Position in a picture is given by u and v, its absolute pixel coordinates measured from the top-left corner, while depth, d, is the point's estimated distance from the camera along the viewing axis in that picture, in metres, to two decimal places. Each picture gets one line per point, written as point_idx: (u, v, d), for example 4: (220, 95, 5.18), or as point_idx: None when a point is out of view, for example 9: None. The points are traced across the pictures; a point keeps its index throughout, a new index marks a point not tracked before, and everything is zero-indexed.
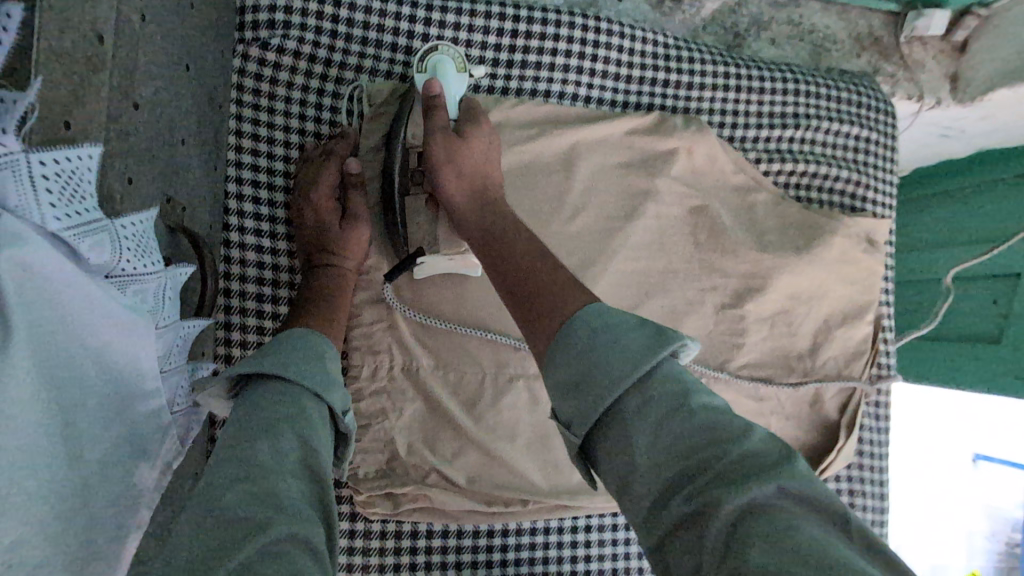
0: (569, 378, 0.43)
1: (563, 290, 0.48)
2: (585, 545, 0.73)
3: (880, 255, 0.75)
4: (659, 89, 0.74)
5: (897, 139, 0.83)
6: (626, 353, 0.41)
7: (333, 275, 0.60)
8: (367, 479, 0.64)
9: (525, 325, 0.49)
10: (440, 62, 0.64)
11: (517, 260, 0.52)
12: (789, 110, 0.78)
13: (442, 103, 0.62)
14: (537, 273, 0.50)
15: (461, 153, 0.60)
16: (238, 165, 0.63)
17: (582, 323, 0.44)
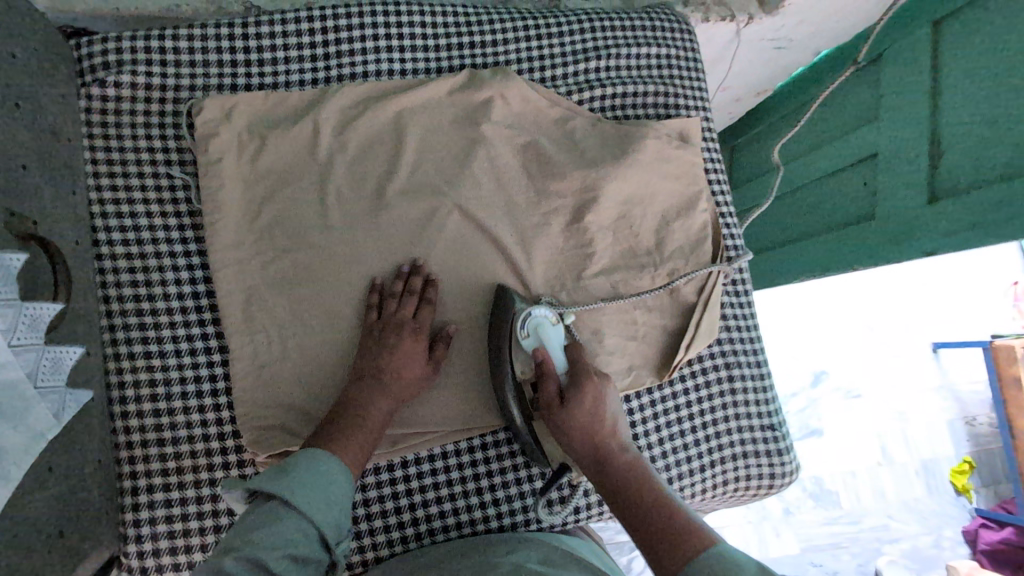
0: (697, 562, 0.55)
1: (690, 528, 0.59)
2: (485, 463, 0.77)
3: (694, 149, 0.85)
4: (467, 52, 0.84)
5: (698, 51, 0.93)
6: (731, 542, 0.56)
7: (392, 370, 0.69)
8: (261, 444, 0.68)
9: (651, 548, 0.59)
10: (540, 324, 0.74)
11: (648, 505, 0.63)
12: (591, 45, 0.87)
13: (548, 367, 0.72)
14: (665, 523, 0.60)
15: (576, 412, 0.70)
16: (98, 188, 0.70)
17: (718, 554, 0.55)
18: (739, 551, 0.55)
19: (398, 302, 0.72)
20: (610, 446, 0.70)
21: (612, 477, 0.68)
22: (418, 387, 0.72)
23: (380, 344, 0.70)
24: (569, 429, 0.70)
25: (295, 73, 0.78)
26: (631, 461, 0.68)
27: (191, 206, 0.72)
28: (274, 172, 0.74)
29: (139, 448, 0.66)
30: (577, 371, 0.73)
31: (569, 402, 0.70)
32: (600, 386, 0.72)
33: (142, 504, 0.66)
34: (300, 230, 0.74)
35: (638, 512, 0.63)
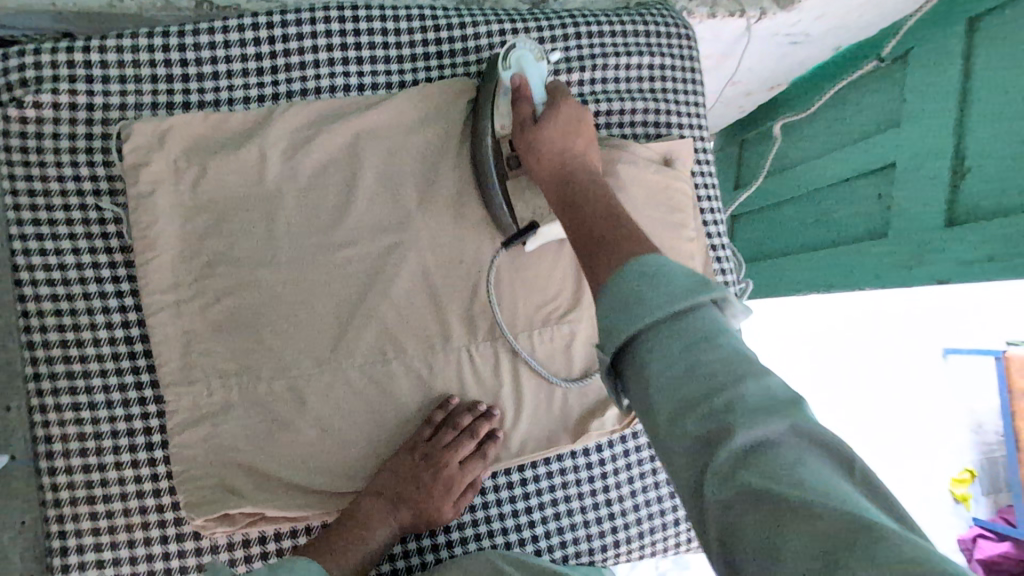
0: (658, 401, 0.41)
1: (624, 240, 0.51)
2: None
3: (680, 176, 0.77)
4: (434, 62, 0.75)
5: (696, 59, 0.83)
6: (702, 348, 0.41)
7: (421, 503, 0.68)
8: (199, 504, 0.63)
9: (586, 252, 0.53)
10: (520, 56, 0.72)
11: (595, 209, 0.58)
12: (574, 53, 0.78)
13: (525, 95, 0.70)
14: (607, 236, 0.52)
15: (546, 131, 0.67)
16: (20, 222, 0.65)
17: (647, 263, 0.46)
18: (699, 281, 0.43)
19: (454, 436, 0.69)
20: (576, 168, 0.65)
21: (566, 180, 0.64)
22: (434, 524, 0.69)
23: (419, 474, 0.68)
24: (560, 144, 0.67)
25: (240, 90, 0.71)
26: (593, 184, 0.62)
27: (123, 240, 0.67)
28: (215, 203, 0.68)
29: (69, 507, 0.62)
30: (553, 104, 0.70)
31: (540, 120, 0.68)
32: (575, 109, 0.70)
33: (72, 566, 0.61)
34: (242, 268, 0.68)
35: (581, 222, 0.57)
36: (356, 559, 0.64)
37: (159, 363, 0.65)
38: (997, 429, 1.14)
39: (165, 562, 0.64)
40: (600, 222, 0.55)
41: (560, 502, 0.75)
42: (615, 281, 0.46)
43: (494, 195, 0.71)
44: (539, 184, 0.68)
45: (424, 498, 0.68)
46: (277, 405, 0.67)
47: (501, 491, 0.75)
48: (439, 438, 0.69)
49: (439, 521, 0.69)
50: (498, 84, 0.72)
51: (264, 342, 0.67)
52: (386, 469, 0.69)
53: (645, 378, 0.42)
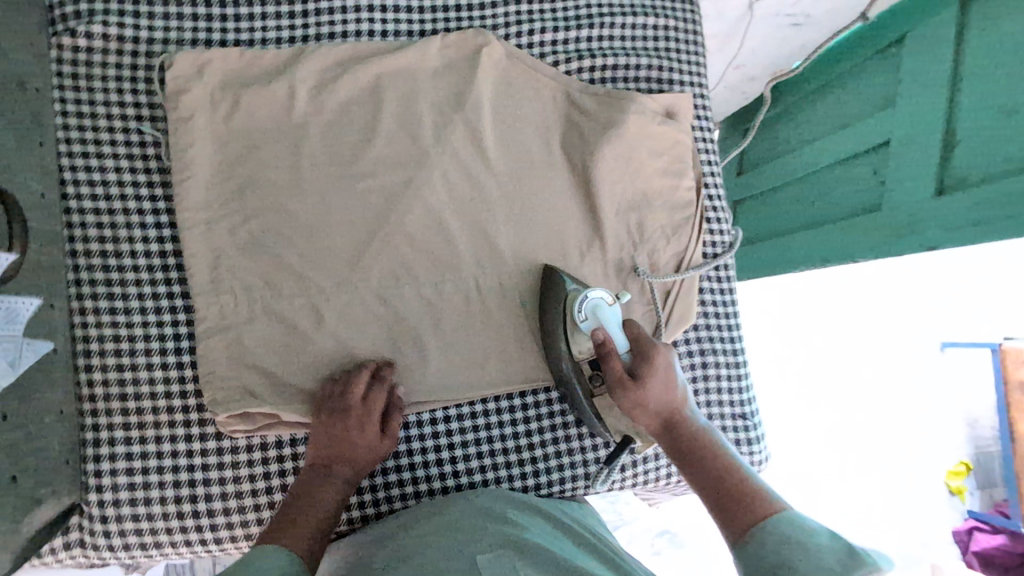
0: (766, 562, 0.53)
1: (749, 500, 0.59)
2: (447, 436, 0.76)
3: (681, 126, 0.81)
4: (452, 14, 0.81)
5: (699, 23, 0.88)
6: (817, 556, 0.52)
7: (344, 448, 0.67)
8: (223, 402, 0.68)
9: (726, 523, 0.59)
10: (596, 306, 0.72)
11: (718, 472, 0.63)
12: (583, 12, 0.83)
13: (612, 351, 0.71)
14: (734, 501, 0.60)
15: (651, 389, 0.69)
16: (68, 141, 0.71)
17: (786, 521, 0.56)
18: (836, 542, 0.54)
19: (347, 382, 0.69)
20: (689, 420, 0.69)
21: (676, 437, 0.68)
22: (375, 462, 0.70)
23: (337, 426, 0.67)
24: (660, 374, 0.70)
25: (272, 31, 0.76)
26: (701, 433, 0.68)
27: (161, 162, 0.72)
28: (246, 132, 0.73)
29: (102, 402, 0.67)
30: (642, 348, 0.72)
31: (640, 379, 0.69)
32: (665, 355, 0.71)
33: (103, 456, 0.66)
34: (269, 192, 0.73)
35: (709, 480, 0.63)
36: (320, 532, 0.63)
37: (190, 274, 0.70)
38: (991, 425, 1.11)
39: (187, 459, 0.68)
40: (730, 497, 0.60)
41: (559, 430, 0.79)
42: (755, 551, 0.55)
43: (568, 377, 0.74)
44: (642, 424, 0.70)
45: (354, 444, 0.67)
46: (297, 320, 0.72)
47: (503, 417, 0.78)
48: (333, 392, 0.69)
49: (380, 455, 0.69)
50: (574, 326, 0.73)
51: (286, 262, 0.72)
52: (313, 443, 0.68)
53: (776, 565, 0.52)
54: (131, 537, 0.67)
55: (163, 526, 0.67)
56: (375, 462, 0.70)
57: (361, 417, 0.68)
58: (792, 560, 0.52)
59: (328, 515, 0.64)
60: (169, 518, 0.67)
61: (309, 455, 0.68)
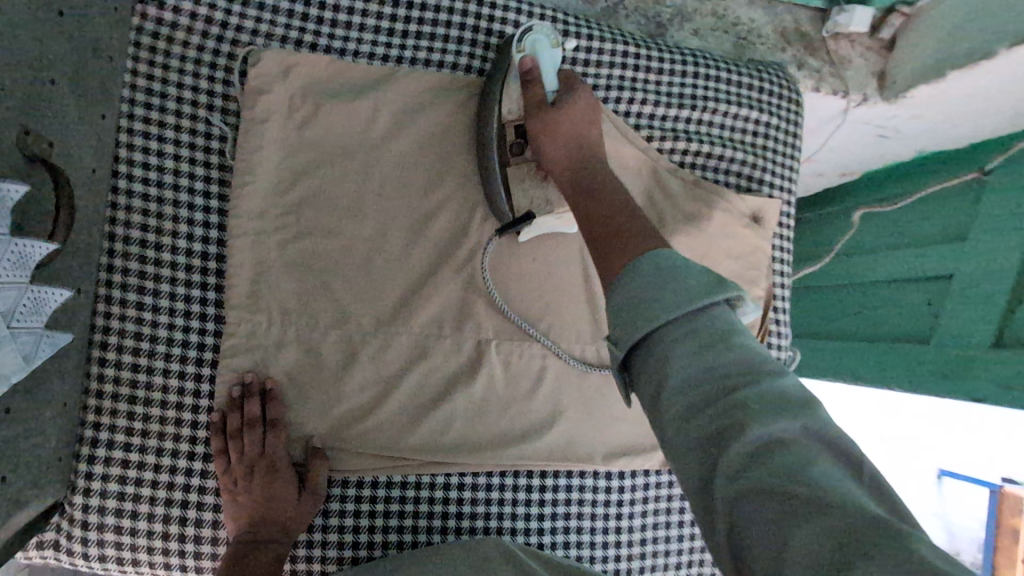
0: (624, 306, 0.44)
1: (617, 240, 0.50)
2: (457, 503, 0.73)
3: (764, 233, 0.77)
4: None
5: (801, 125, 0.84)
6: (692, 315, 0.42)
7: (270, 507, 0.63)
8: (236, 434, 0.63)
9: (594, 248, 0.52)
10: (535, 41, 0.67)
11: (603, 198, 0.56)
12: (687, 90, 0.79)
13: (535, 78, 0.66)
14: (618, 219, 0.53)
15: (563, 114, 0.62)
16: (131, 116, 0.66)
17: (663, 258, 0.46)
18: (720, 285, 0.43)
19: (240, 441, 0.63)
20: (593, 142, 0.62)
21: (572, 171, 0.61)
22: (305, 519, 0.65)
23: (245, 488, 0.63)
24: (542, 126, 0.63)
25: (367, 45, 0.72)
26: (600, 164, 0.61)
27: (223, 159, 0.68)
28: (318, 146, 0.69)
29: (108, 401, 0.63)
30: (568, 86, 0.65)
31: (555, 104, 0.63)
32: (589, 99, 0.64)
33: (98, 459, 0.62)
34: (328, 214, 0.68)
35: (593, 204, 0.56)
36: None
37: (228, 286, 0.66)
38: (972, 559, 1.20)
39: (184, 478, 0.64)
40: (607, 215, 0.54)
41: (572, 518, 0.76)
42: (612, 319, 0.45)
43: (489, 113, 0.69)
44: (545, 165, 0.63)
45: (271, 505, 0.63)
46: (329, 355, 0.68)
47: (519, 494, 0.75)
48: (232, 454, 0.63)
49: (313, 503, 0.65)
50: (510, 68, 0.69)
51: (331, 292, 0.68)
52: (230, 516, 0.64)
53: (682, 441, 0.40)
54: (108, 550, 0.62)
55: (145, 545, 0.63)
56: (305, 519, 0.65)
57: (263, 472, 0.63)
58: (680, 344, 0.42)
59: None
60: (152, 538, 0.63)
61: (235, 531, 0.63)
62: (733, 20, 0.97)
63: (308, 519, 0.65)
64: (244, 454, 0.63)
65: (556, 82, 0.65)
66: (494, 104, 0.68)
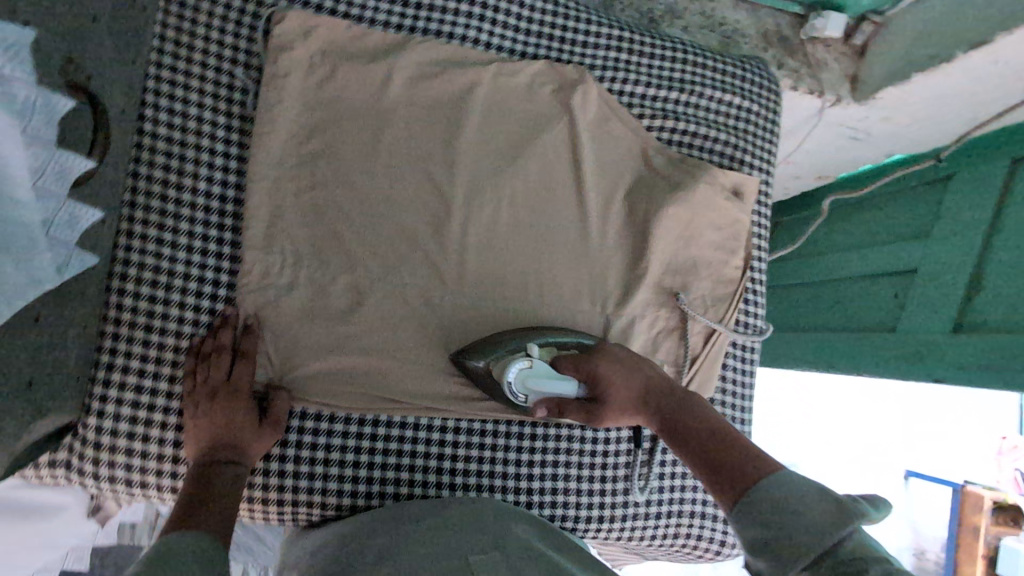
0: (755, 517, 0.52)
1: (745, 458, 0.57)
2: (452, 445, 0.76)
3: (744, 207, 0.83)
4: (556, 43, 0.83)
5: (780, 114, 0.91)
6: (794, 480, 0.53)
7: (231, 431, 0.65)
8: (213, 364, 0.67)
9: (710, 483, 0.58)
10: (524, 376, 0.70)
11: (698, 432, 0.63)
12: (678, 74, 0.86)
13: (546, 397, 0.72)
14: (720, 450, 0.60)
15: (611, 396, 0.70)
16: (159, 65, 0.70)
17: (773, 479, 0.54)
18: (821, 487, 0.52)
19: (210, 364, 0.67)
20: (653, 387, 0.69)
21: (662, 407, 0.67)
22: (265, 446, 0.67)
23: (209, 412, 0.66)
24: (608, 387, 0.70)
25: (383, 13, 0.77)
26: (674, 406, 0.66)
27: (244, 110, 0.73)
28: (334, 103, 0.74)
29: (125, 328, 0.66)
30: (594, 363, 0.71)
31: (602, 391, 0.70)
32: (612, 351, 0.73)
33: (113, 382, 0.65)
34: (340, 166, 0.73)
35: (697, 446, 0.62)
36: (222, 521, 0.59)
37: (245, 227, 0.70)
38: (934, 557, 1.62)
39: None
40: (717, 447, 0.60)
41: (560, 467, 0.80)
42: (745, 510, 0.53)
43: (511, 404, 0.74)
44: (625, 413, 0.70)
45: (233, 429, 0.65)
46: (336, 298, 0.72)
47: (511, 441, 0.79)
48: (201, 377, 0.66)
49: (274, 434, 0.68)
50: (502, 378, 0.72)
51: (340, 239, 0.72)
52: (190, 440, 0.66)
53: (773, 523, 0.50)
54: (118, 470, 0.66)
55: (155, 466, 0.66)
56: (264, 447, 0.67)
57: (226, 397, 0.66)
58: (757, 503, 0.53)
59: (232, 501, 0.62)
60: (163, 460, 0.67)
61: (197, 453, 0.65)
62: (720, 20, 1.05)
63: (267, 448, 0.68)
64: (214, 375, 0.66)
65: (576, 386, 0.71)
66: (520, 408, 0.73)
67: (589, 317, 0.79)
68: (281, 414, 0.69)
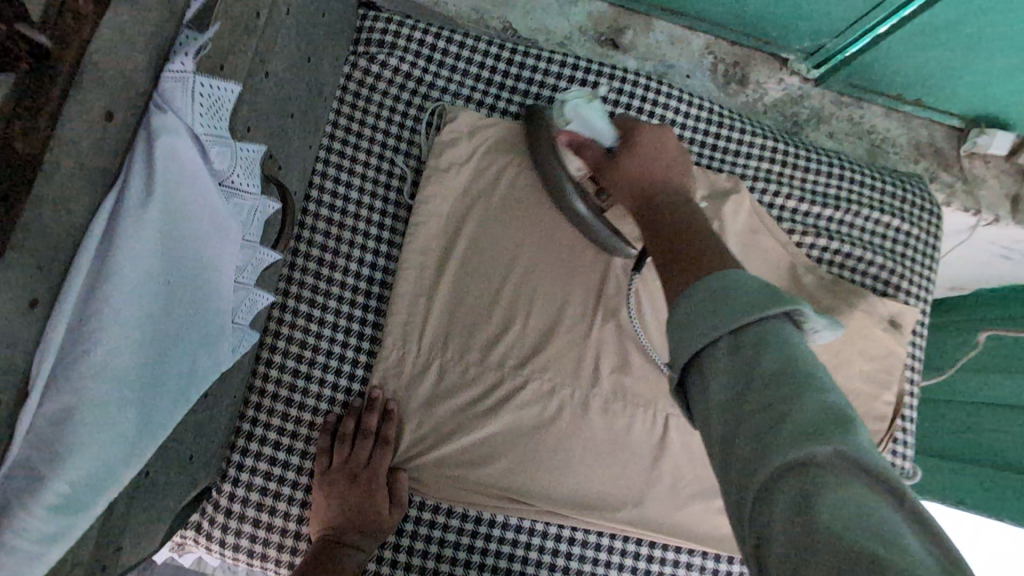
0: (685, 348, 0.39)
1: (709, 260, 0.45)
2: (565, 556, 0.73)
3: (902, 337, 0.77)
4: (706, 149, 0.82)
5: (939, 237, 0.85)
6: (745, 300, 0.38)
7: (357, 514, 0.64)
8: (344, 445, 0.67)
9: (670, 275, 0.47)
10: (577, 107, 0.66)
11: (679, 230, 0.52)
12: (831, 190, 0.82)
13: (592, 145, 0.66)
14: (689, 245, 0.49)
15: (627, 162, 0.61)
16: (328, 149, 0.75)
17: (717, 282, 0.41)
18: (768, 287, 0.39)
19: (349, 447, 0.67)
20: (661, 184, 0.59)
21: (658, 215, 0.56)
22: (387, 531, 0.67)
23: (343, 492, 0.65)
24: (623, 152, 0.62)
25: (540, 112, 0.80)
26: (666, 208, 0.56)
27: (400, 197, 0.76)
28: (486, 196, 0.75)
29: (268, 399, 0.69)
30: (626, 129, 0.63)
31: (616, 155, 0.63)
32: (652, 132, 0.62)
33: (250, 451, 0.67)
34: (485, 258, 0.74)
35: (668, 241, 0.52)
36: None
37: (392, 311, 0.71)
38: None
39: None
40: (688, 246, 0.49)
41: None
42: (682, 306, 0.42)
43: (552, 173, 0.72)
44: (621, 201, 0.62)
45: (361, 513, 0.65)
46: (467, 389, 0.72)
47: (625, 560, 0.75)
48: (337, 455, 0.67)
49: (392, 522, 0.67)
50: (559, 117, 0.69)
51: (477, 330, 0.73)
52: (315, 518, 0.66)
53: (698, 318, 0.39)
54: (243, 540, 0.66)
55: (276, 540, 0.67)
56: (377, 538, 0.66)
57: (364, 482, 0.65)
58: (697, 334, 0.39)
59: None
60: (285, 535, 0.67)
61: (320, 527, 0.65)
62: (868, 128, 1.01)
63: (376, 542, 0.66)
64: (349, 456, 0.67)
65: (612, 134, 0.64)
66: (554, 167, 0.71)
67: None
68: (399, 500, 0.68)
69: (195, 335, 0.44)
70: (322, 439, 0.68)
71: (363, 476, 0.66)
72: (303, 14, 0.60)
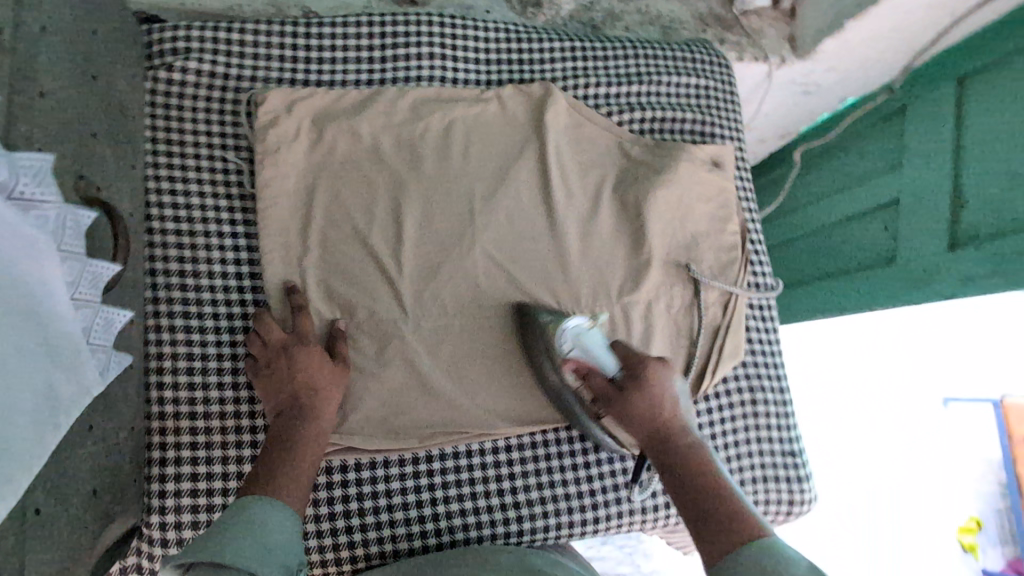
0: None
1: (731, 518, 0.58)
2: (508, 464, 0.77)
3: (726, 173, 0.87)
4: (516, 65, 0.88)
5: (735, 83, 0.96)
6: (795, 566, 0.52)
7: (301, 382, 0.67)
8: (274, 328, 0.70)
9: (698, 526, 0.59)
10: None
11: (696, 485, 0.62)
12: (633, 69, 0.91)
13: None
14: (709, 503, 0.60)
15: (636, 402, 0.69)
16: (155, 165, 0.74)
17: (759, 544, 0.55)
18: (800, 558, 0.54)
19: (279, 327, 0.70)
20: (675, 433, 0.68)
21: (671, 459, 0.66)
22: (339, 387, 0.69)
23: (283, 368, 0.67)
24: (633, 400, 0.69)
25: (352, 73, 0.82)
26: (677, 454, 0.66)
27: (243, 189, 0.76)
28: (328, 165, 0.77)
29: (171, 420, 0.67)
30: (643, 374, 0.71)
31: (628, 391, 0.70)
32: (661, 372, 0.72)
33: (168, 475, 0.66)
34: (342, 221, 0.76)
35: (693, 494, 0.62)
36: (299, 472, 0.62)
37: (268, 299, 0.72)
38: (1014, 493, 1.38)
39: None
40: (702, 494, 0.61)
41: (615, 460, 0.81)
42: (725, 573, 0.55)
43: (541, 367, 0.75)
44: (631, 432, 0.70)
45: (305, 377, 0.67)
46: (364, 345, 0.74)
47: (563, 448, 0.79)
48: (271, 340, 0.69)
49: (340, 375, 0.69)
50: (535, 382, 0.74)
51: (357, 288, 0.75)
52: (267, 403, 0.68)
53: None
54: None
55: None
56: (340, 387, 0.69)
57: (298, 350, 0.68)
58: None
59: (305, 452, 0.64)
60: None
61: (275, 410, 0.67)
62: (657, 14, 1.12)
63: (342, 388, 0.69)
64: (281, 338, 0.69)
65: (624, 368, 0.72)
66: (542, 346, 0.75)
67: (608, 309, 0.81)
68: (340, 352, 0.71)
69: (34, 352, 0.43)
70: (251, 346, 0.70)
71: (299, 347, 0.68)
72: (66, 32, 0.59)
